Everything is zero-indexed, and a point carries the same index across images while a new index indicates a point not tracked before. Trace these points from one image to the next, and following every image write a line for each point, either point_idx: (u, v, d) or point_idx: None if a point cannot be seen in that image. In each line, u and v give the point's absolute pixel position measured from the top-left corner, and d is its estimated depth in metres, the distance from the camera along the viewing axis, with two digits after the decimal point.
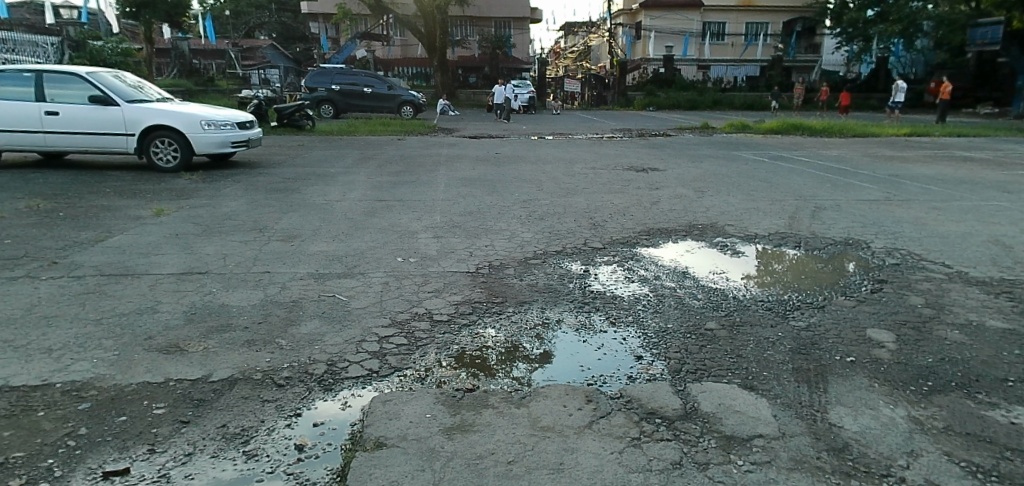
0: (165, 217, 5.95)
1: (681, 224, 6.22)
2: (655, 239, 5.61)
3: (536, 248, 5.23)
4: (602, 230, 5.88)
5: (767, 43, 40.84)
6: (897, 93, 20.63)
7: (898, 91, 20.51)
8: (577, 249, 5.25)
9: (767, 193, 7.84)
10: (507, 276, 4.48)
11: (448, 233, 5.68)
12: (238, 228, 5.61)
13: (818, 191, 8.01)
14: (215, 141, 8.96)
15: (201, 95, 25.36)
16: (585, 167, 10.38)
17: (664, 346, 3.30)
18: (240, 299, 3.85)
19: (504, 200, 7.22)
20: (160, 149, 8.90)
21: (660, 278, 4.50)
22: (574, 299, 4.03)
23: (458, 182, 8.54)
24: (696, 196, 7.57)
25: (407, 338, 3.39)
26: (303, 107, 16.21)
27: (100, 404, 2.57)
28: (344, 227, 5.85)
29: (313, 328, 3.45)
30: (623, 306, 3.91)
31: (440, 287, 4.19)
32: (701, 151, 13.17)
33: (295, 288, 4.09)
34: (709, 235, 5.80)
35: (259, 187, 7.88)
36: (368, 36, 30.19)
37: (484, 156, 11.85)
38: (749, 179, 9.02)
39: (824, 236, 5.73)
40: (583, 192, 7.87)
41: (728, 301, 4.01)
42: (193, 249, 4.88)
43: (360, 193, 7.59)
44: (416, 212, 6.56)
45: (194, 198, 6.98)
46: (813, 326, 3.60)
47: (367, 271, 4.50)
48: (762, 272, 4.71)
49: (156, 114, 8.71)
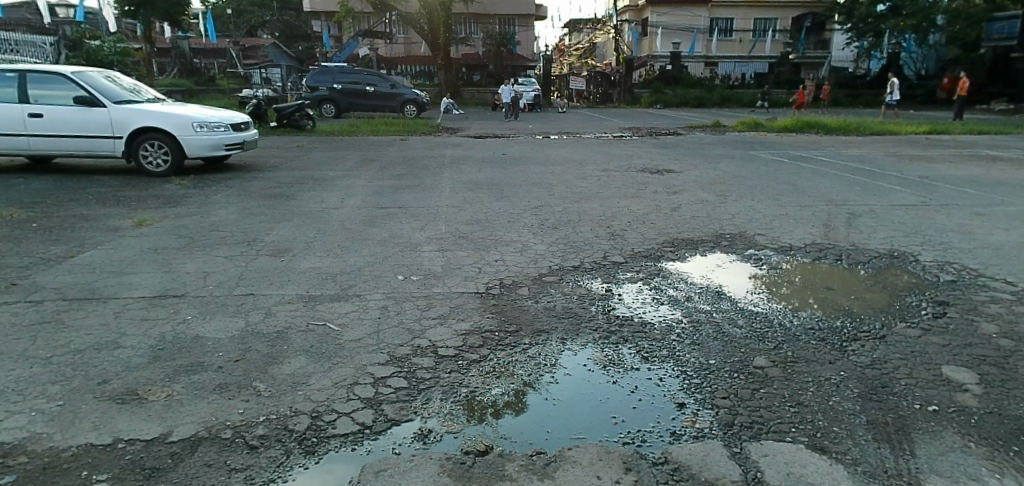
0: (147, 228, 5.49)
1: (707, 233, 5.72)
2: (680, 251, 5.11)
3: (550, 263, 4.74)
4: (622, 241, 5.38)
5: (775, 39, 40.21)
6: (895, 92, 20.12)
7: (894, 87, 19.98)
8: (596, 264, 4.75)
9: (794, 198, 7.32)
10: (520, 298, 3.99)
11: (453, 246, 5.19)
12: (225, 241, 5.15)
13: (850, 196, 7.46)
14: (208, 143, 8.49)
15: (202, 95, 24.97)
16: (597, 169, 9.88)
17: (709, 391, 2.81)
18: (216, 330, 3.37)
19: (513, 206, 6.74)
20: (149, 153, 8.43)
21: (692, 300, 4.01)
22: (598, 328, 3.53)
23: (464, 186, 8.06)
24: (719, 201, 7.07)
25: (407, 379, 2.89)
26: (303, 106, 15.77)
27: (27, 476, 2.09)
28: (339, 239, 5.35)
29: (299, 366, 2.96)
30: (656, 337, 3.41)
31: (445, 313, 3.70)
32: (716, 151, 12.64)
33: (281, 315, 3.60)
34: (739, 246, 5.30)
35: (251, 193, 7.41)
36: (370, 33, 29.71)
37: (491, 157, 11.36)
38: (772, 182, 8.49)
39: (865, 248, 5.23)
40: (598, 197, 7.36)
41: (774, 330, 3.52)
42: (172, 266, 4.42)
43: (360, 200, 7.12)
44: (419, 220, 6.07)
45: (181, 205, 6.52)
46: (878, 363, 3.09)
47: (363, 293, 4.01)
48: (805, 292, 4.20)
49: (144, 116, 8.24)
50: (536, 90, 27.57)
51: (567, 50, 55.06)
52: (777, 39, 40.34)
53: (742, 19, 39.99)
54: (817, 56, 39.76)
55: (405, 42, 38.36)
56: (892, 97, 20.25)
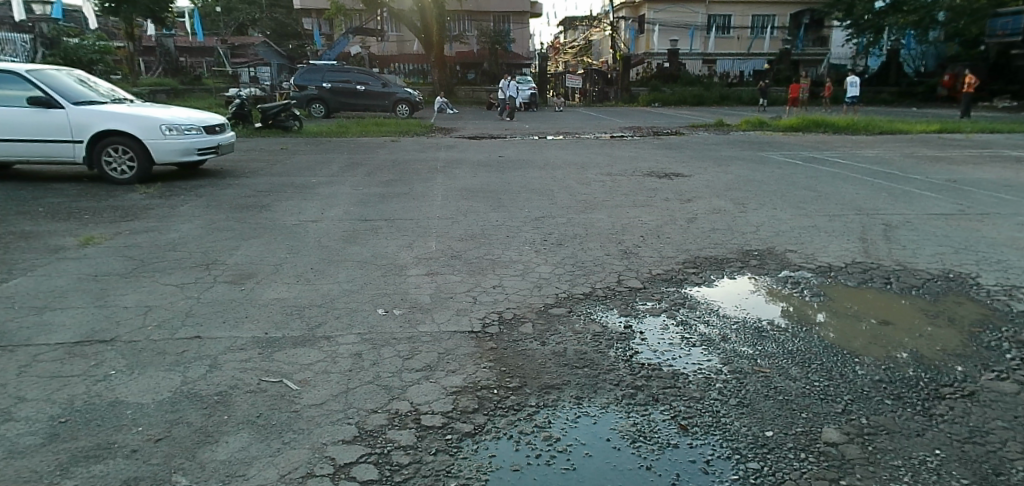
0: (91, 247, 4.79)
1: (731, 249, 5.08)
2: (703, 273, 4.46)
3: (557, 290, 4.08)
4: (636, 260, 4.73)
5: (774, 36, 39.65)
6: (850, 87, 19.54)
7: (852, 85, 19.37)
8: (610, 290, 4.08)
9: (819, 205, 6.71)
10: (522, 340, 3.31)
11: (445, 268, 4.52)
12: (179, 264, 4.44)
13: (878, 204, 6.84)
14: (177, 148, 7.77)
15: (186, 95, 24.20)
16: (600, 173, 9.25)
17: (774, 482, 2.14)
18: (141, 391, 2.67)
19: (512, 218, 6.08)
20: (112, 158, 7.71)
21: (731, 339, 3.36)
22: (620, 383, 2.85)
23: (458, 193, 7.41)
24: (739, 211, 6.43)
25: (378, 467, 2.19)
26: (290, 106, 15.05)
27: None
28: (313, 260, 4.66)
29: (239, 450, 2.26)
30: (692, 395, 2.75)
31: (433, 362, 3.02)
32: (724, 152, 12.04)
33: (227, 369, 2.90)
34: (771, 266, 4.65)
35: (222, 202, 6.71)
36: (361, 31, 28.95)
37: (487, 160, 10.72)
38: (792, 187, 7.87)
39: (914, 267, 4.60)
40: (603, 206, 6.71)
41: (836, 385, 2.86)
42: (108, 298, 3.72)
43: (342, 210, 6.43)
44: (407, 236, 5.40)
45: (139, 219, 5.82)
46: (979, 435, 2.44)
47: (334, 335, 3.31)
48: (859, 328, 3.56)
49: (106, 118, 7.52)
50: (532, 88, 26.81)
51: (562, 48, 54.35)
52: (776, 36, 39.49)
53: (740, 16, 39.41)
54: (817, 53, 39.19)
55: (397, 40, 37.58)
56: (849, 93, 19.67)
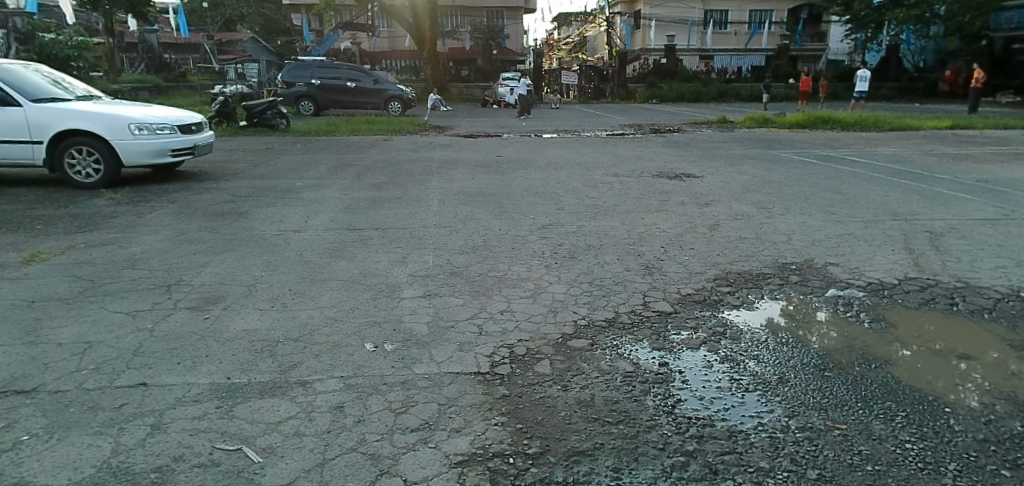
0: (36, 266, 4.17)
1: (765, 263, 4.54)
2: (740, 293, 3.91)
3: (575, 317, 3.50)
4: (661, 278, 4.16)
5: (771, 31, 39.22)
6: (859, 81, 18.99)
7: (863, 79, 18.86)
8: (637, 317, 3.51)
9: (850, 211, 6.19)
10: (539, 384, 2.73)
11: (444, 288, 3.94)
12: (134, 286, 3.81)
13: (912, 209, 6.30)
14: (148, 150, 7.13)
15: (171, 94, 23.46)
16: (606, 173, 8.70)
17: None
18: (54, 468, 2.04)
19: (517, 226, 5.51)
20: (76, 161, 7.08)
21: (792, 383, 2.79)
22: (668, 450, 2.23)
23: (456, 198, 6.83)
24: (764, 216, 5.93)
25: None
26: (276, 103, 14.36)
27: None
28: (291, 280, 4.04)
29: None
30: (762, 466, 2.14)
31: (431, 418, 2.41)
32: (733, 150, 11.49)
33: (174, 430, 2.28)
34: (815, 284, 4.11)
35: (196, 210, 6.08)
36: (352, 26, 28.28)
37: (485, 160, 10.14)
38: (813, 189, 7.36)
39: (979, 284, 4.07)
40: (615, 211, 6.16)
41: (935, 449, 2.27)
42: (39, 333, 3.09)
43: (329, 218, 5.84)
44: (402, 248, 4.82)
45: (99, 230, 5.21)
46: None
47: (311, 380, 2.70)
48: (932, 363, 3.00)
49: (69, 117, 6.88)
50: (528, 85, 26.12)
51: (557, 44, 53.65)
52: (774, 32, 38.97)
53: (738, 12, 38.91)
54: (815, 49, 38.75)
55: (389, 36, 36.84)
56: (856, 88, 19.14)
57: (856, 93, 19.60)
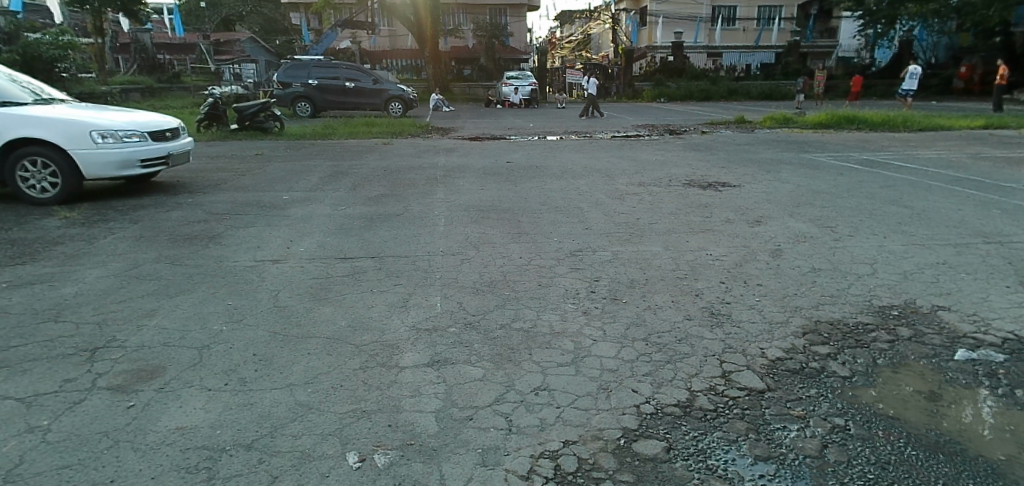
0: None
1: (859, 306, 3.61)
2: (844, 356, 2.99)
3: (638, 401, 2.55)
4: (736, 331, 3.23)
5: (781, 27, 38.19)
6: (907, 79, 18.13)
7: (909, 76, 18.08)
8: (722, 400, 2.57)
9: (929, 230, 5.27)
10: None
11: (457, 350, 3.00)
12: (48, 351, 2.90)
13: (1001, 228, 5.36)
14: (112, 160, 6.20)
15: (162, 95, 22.59)
16: (630, 182, 7.80)
17: None
18: None
19: (541, 254, 4.58)
20: (30, 173, 6.17)
21: None
22: None
23: (465, 214, 5.91)
24: (832, 238, 5.01)
25: None
26: (268, 105, 13.48)
27: None
28: (261, 339, 3.12)
29: None
30: None
31: None
32: (762, 154, 10.59)
33: None
34: (938, 341, 3.17)
35: (161, 232, 5.19)
36: (350, 23, 27.38)
37: (494, 167, 9.25)
38: (874, 202, 6.42)
39: None
40: (652, 231, 5.26)
41: None
42: None
43: (315, 242, 4.94)
44: (403, 286, 3.90)
45: (36, 260, 4.34)
46: None
47: None
48: None
49: (20, 123, 5.97)
50: (532, 84, 25.12)
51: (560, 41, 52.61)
52: (783, 28, 38.07)
53: (746, 7, 37.91)
54: (826, 45, 37.73)
55: (389, 34, 35.97)
56: (906, 85, 18.24)
57: (902, 90, 18.71)
